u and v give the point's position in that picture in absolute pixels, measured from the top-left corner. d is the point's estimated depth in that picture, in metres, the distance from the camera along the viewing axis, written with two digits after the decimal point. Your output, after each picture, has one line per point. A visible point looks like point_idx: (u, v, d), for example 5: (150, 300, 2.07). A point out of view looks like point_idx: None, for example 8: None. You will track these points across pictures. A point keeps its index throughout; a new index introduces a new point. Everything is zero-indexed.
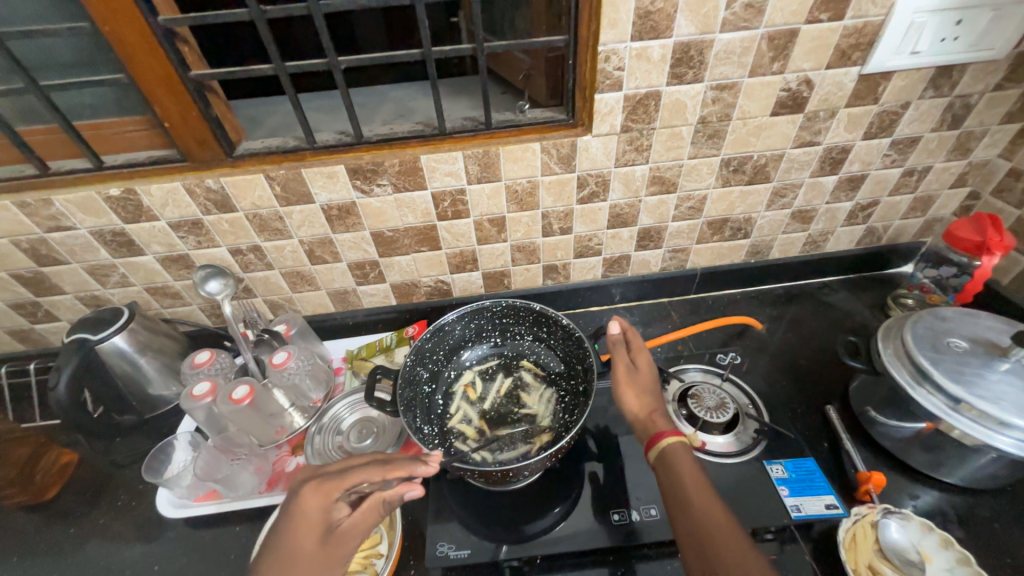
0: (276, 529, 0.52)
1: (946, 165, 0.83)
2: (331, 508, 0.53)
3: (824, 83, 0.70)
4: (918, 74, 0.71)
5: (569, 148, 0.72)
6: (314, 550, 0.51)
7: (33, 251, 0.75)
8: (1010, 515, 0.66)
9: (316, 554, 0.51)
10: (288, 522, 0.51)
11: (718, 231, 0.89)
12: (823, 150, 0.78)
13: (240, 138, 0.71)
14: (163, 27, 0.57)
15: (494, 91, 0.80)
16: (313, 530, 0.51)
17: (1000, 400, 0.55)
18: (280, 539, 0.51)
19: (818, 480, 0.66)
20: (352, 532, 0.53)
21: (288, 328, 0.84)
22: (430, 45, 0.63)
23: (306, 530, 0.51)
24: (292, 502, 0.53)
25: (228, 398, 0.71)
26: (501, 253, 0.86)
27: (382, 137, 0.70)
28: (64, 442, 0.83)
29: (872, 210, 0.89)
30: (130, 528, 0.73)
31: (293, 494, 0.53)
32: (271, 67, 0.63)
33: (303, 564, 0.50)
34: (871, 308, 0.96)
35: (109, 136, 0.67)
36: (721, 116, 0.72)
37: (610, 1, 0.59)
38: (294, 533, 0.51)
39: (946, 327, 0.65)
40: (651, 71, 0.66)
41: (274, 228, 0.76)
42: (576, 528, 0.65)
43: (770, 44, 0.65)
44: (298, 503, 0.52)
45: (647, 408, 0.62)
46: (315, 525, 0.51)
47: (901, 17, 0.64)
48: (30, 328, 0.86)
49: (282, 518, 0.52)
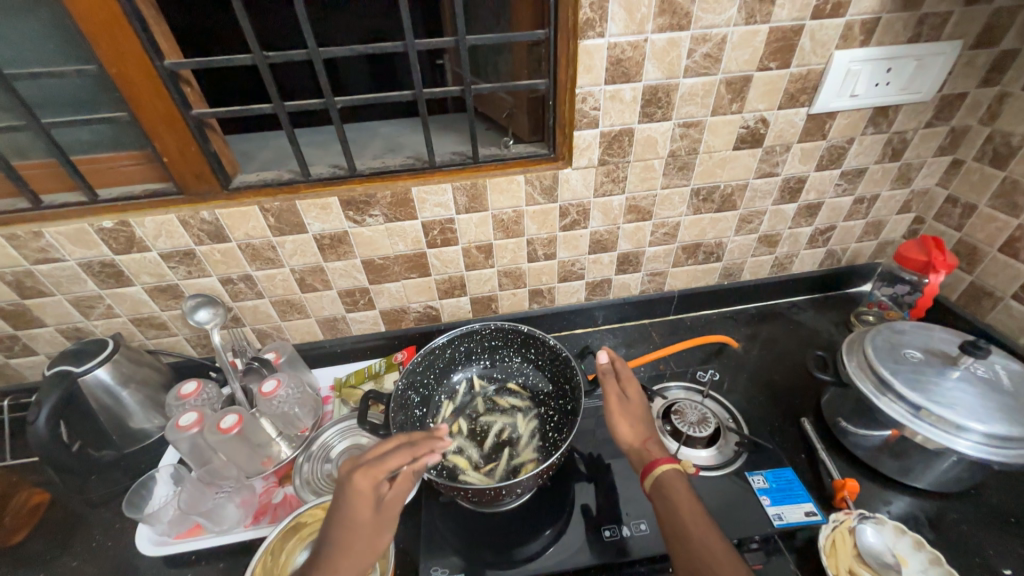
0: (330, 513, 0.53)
1: (891, 193, 0.92)
2: (378, 485, 0.54)
3: (778, 122, 0.78)
4: (859, 114, 0.80)
5: (551, 180, 0.77)
6: (371, 521, 0.53)
7: (17, 283, 0.74)
8: (976, 516, 0.69)
9: (374, 524, 0.53)
10: (343, 504, 0.52)
11: (692, 255, 0.94)
12: (782, 180, 0.86)
13: (235, 172, 0.74)
14: (168, 70, 0.61)
15: (480, 128, 0.86)
16: (368, 506, 0.53)
17: (954, 406, 0.60)
18: (337, 519, 0.52)
19: (796, 489, 0.69)
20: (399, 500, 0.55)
21: (277, 355, 0.85)
22: (421, 86, 0.68)
23: (362, 508, 0.52)
24: (341, 488, 0.54)
25: (216, 428, 0.71)
26: (489, 278, 0.89)
27: (374, 171, 0.74)
28: (36, 482, 0.80)
29: (830, 234, 0.97)
30: (105, 570, 0.69)
31: (340, 484, 0.54)
32: (271, 106, 0.66)
33: (364, 535, 0.52)
34: (837, 325, 1.02)
35: (105, 171, 0.69)
36: (689, 150, 0.79)
37: (585, 50, 0.66)
38: (350, 512, 0.52)
39: (902, 340, 0.71)
40: (624, 111, 0.72)
41: (267, 257, 0.78)
42: (569, 547, 0.66)
43: (728, 87, 0.73)
44: (348, 489, 0.53)
45: (641, 437, 0.64)
46: (368, 502, 0.53)
47: (840, 65, 0.73)
48: (5, 363, 0.84)
49: (335, 503, 0.53)
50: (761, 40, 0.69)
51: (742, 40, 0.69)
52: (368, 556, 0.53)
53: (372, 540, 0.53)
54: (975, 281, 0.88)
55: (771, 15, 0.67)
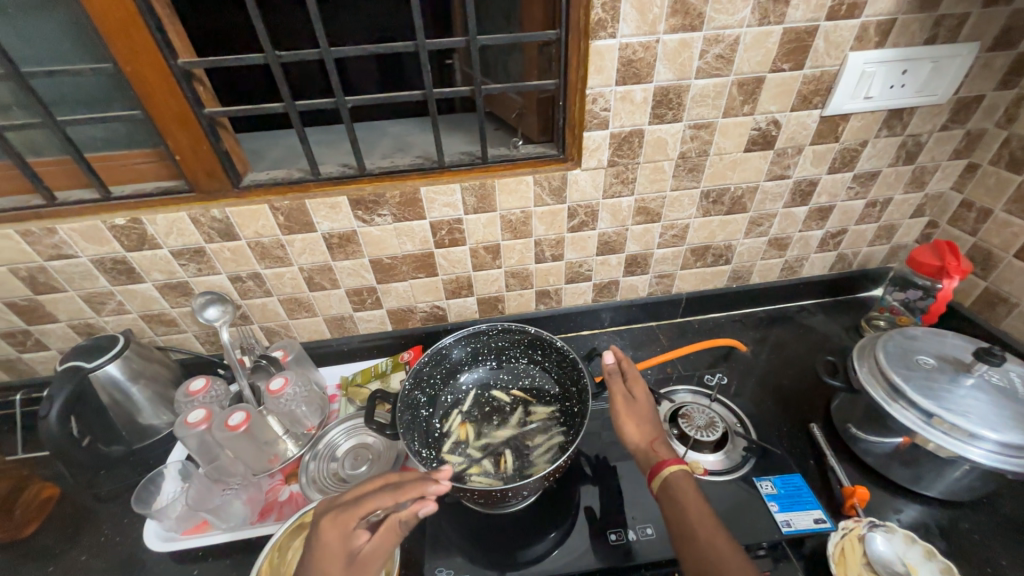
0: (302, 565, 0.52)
1: (904, 197, 0.91)
2: (349, 535, 0.53)
3: (790, 124, 0.77)
4: (873, 116, 0.79)
5: (560, 180, 0.77)
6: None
7: (31, 278, 0.75)
8: (989, 527, 0.68)
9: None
10: (312, 554, 0.52)
11: (701, 257, 0.94)
12: (793, 183, 0.85)
13: (246, 170, 0.74)
14: (181, 69, 0.61)
15: (489, 128, 0.86)
16: (337, 558, 0.52)
17: (968, 414, 0.59)
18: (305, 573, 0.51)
19: (806, 495, 0.68)
20: (376, 556, 0.53)
21: (285, 353, 0.85)
22: (431, 86, 0.68)
23: (330, 560, 0.51)
24: (314, 536, 0.54)
25: (224, 425, 0.71)
26: (496, 279, 0.89)
27: (383, 170, 0.74)
28: (46, 475, 0.81)
29: (842, 237, 0.96)
30: (113, 564, 0.70)
31: (313, 531, 0.54)
32: (282, 105, 0.67)
33: None
34: (847, 330, 1.01)
35: (118, 168, 0.70)
36: (699, 152, 0.78)
37: (596, 50, 0.66)
38: (318, 566, 0.51)
39: (915, 346, 0.70)
40: (634, 112, 0.72)
41: (276, 256, 0.78)
42: (573, 551, 0.65)
43: (740, 89, 0.72)
44: (318, 539, 0.53)
45: (648, 437, 0.64)
46: (337, 555, 0.52)
47: (854, 67, 0.72)
48: (18, 357, 0.85)
49: (306, 552, 0.53)
50: (774, 41, 0.68)
51: (755, 41, 0.68)
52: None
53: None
54: (990, 286, 0.86)
55: (784, 16, 0.67)
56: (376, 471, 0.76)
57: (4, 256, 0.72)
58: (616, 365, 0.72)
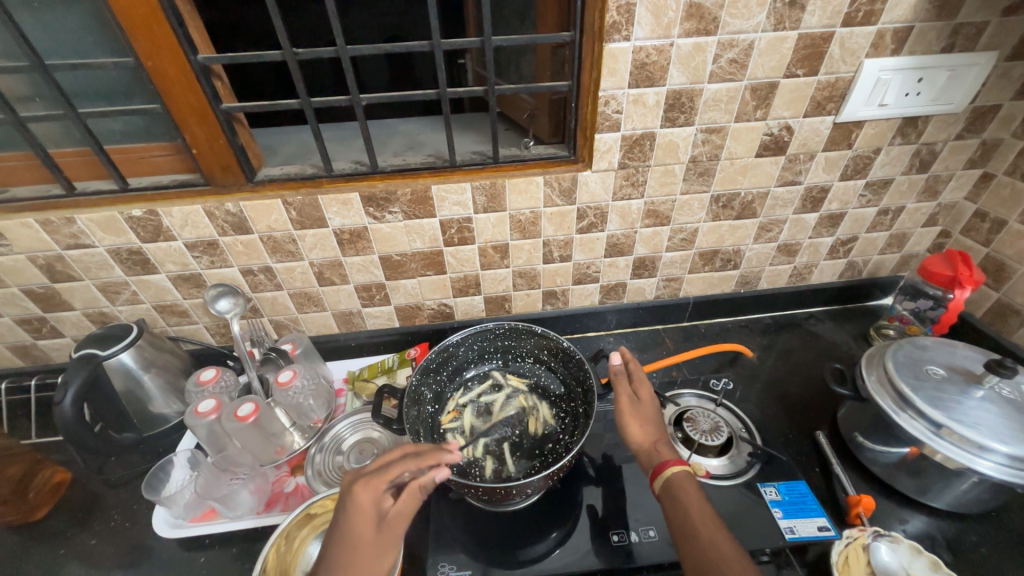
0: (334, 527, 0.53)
1: (917, 206, 0.90)
2: (379, 499, 0.54)
3: (803, 130, 0.77)
4: (887, 124, 0.78)
5: (570, 182, 0.77)
6: (373, 540, 0.53)
7: (49, 267, 0.77)
8: (996, 540, 0.67)
9: (376, 540, 0.53)
10: (345, 515, 0.53)
11: (709, 261, 0.93)
12: (804, 189, 0.85)
13: (260, 165, 0.76)
14: (201, 65, 0.62)
15: (500, 128, 0.86)
16: (369, 521, 0.53)
17: (978, 426, 0.59)
18: (340, 530, 0.53)
19: (810, 503, 0.68)
20: (401, 522, 0.55)
21: (294, 346, 0.86)
22: (445, 86, 0.68)
23: (363, 523, 0.53)
24: (343, 500, 0.55)
25: (233, 415, 0.72)
26: (503, 278, 0.89)
27: (395, 168, 0.75)
28: (60, 460, 0.82)
29: (852, 245, 0.95)
30: (121, 550, 0.71)
31: (342, 496, 0.55)
32: (298, 102, 0.68)
33: (366, 553, 0.52)
34: (855, 338, 1.00)
35: (136, 160, 0.71)
36: (710, 156, 0.78)
37: (610, 53, 0.66)
38: (351, 528, 0.52)
39: (925, 355, 0.69)
40: (646, 115, 0.72)
41: (288, 250, 0.79)
42: (575, 551, 0.66)
43: (753, 94, 0.72)
44: (349, 501, 0.54)
45: (651, 438, 0.64)
46: (369, 518, 0.53)
47: (869, 74, 0.72)
48: (34, 343, 0.87)
49: (337, 516, 0.54)
50: (789, 47, 0.68)
51: (769, 46, 0.68)
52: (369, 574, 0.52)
53: (373, 560, 0.52)
54: (1003, 298, 0.85)
55: (800, 22, 0.66)
56: None
57: (24, 244, 0.73)
58: (623, 366, 0.73)
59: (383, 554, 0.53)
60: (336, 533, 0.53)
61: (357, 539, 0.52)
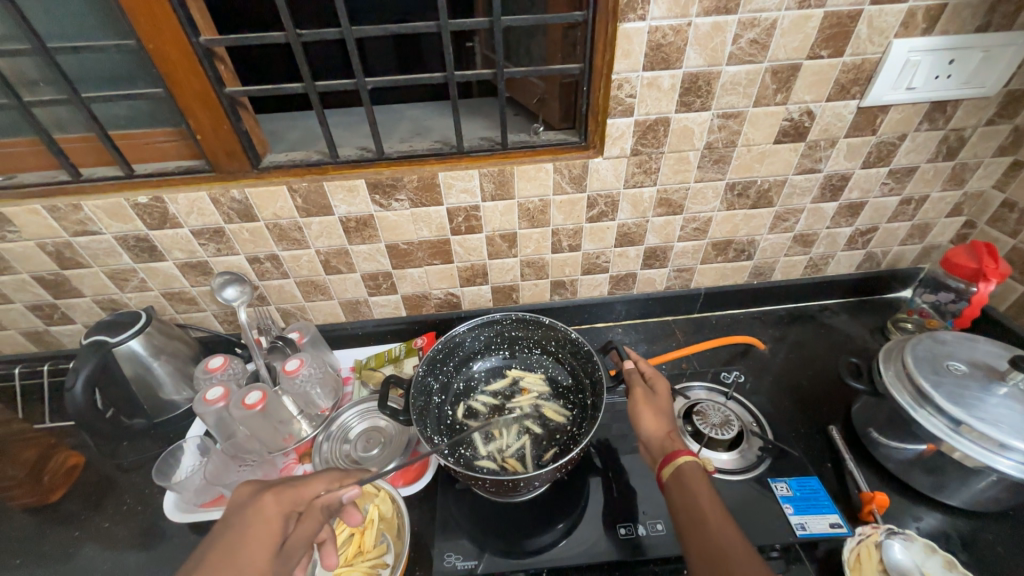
0: (219, 539, 0.50)
1: (942, 195, 0.87)
2: (284, 523, 0.52)
3: (825, 115, 0.74)
4: (914, 108, 0.75)
5: (580, 169, 0.75)
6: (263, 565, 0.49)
7: (58, 254, 0.77)
8: (1013, 539, 0.66)
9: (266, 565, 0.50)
10: (235, 529, 0.50)
11: (722, 252, 0.91)
12: (824, 177, 0.82)
13: (265, 151, 0.74)
14: (203, 47, 0.61)
15: (509, 113, 0.84)
16: (268, 540, 0.50)
17: (999, 423, 0.57)
18: (225, 544, 0.50)
19: (822, 499, 0.67)
20: (297, 546, 0.53)
21: (301, 335, 0.86)
22: (453, 69, 0.67)
23: (260, 538, 0.50)
24: (245, 513, 0.52)
25: (241, 404, 0.72)
26: (511, 268, 0.88)
27: (401, 154, 0.73)
28: (73, 444, 0.84)
29: (871, 235, 0.92)
30: (135, 533, 0.73)
31: (247, 508, 0.52)
32: (302, 86, 0.66)
33: None
34: (871, 331, 0.98)
35: (141, 146, 0.71)
36: (727, 143, 0.76)
37: (625, 34, 0.63)
38: (246, 547, 0.49)
39: (945, 351, 0.67)
40: (661, 99, 0.70)
41: (293, 238, 0.79)
42: (581, 543, 0.65)
43: (773, 77, 0.69)
44: (254, 516, 0.51)
45: (664, 428, 0.63)
46: (271, 537, 0.51)
47: (897, 56, 0.68)
48: (45, 329, 0.88)
49: (231, 532, 0.50)
50: (814, 26, 0.65)
51: (793, 26, 0.65)
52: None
53: None
54: None
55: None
56: (386, 456, 0.77)
57: (32, 231, 0.73)
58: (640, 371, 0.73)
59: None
60: (222, 544, 0.50)
61: (243, 556, 0.49)
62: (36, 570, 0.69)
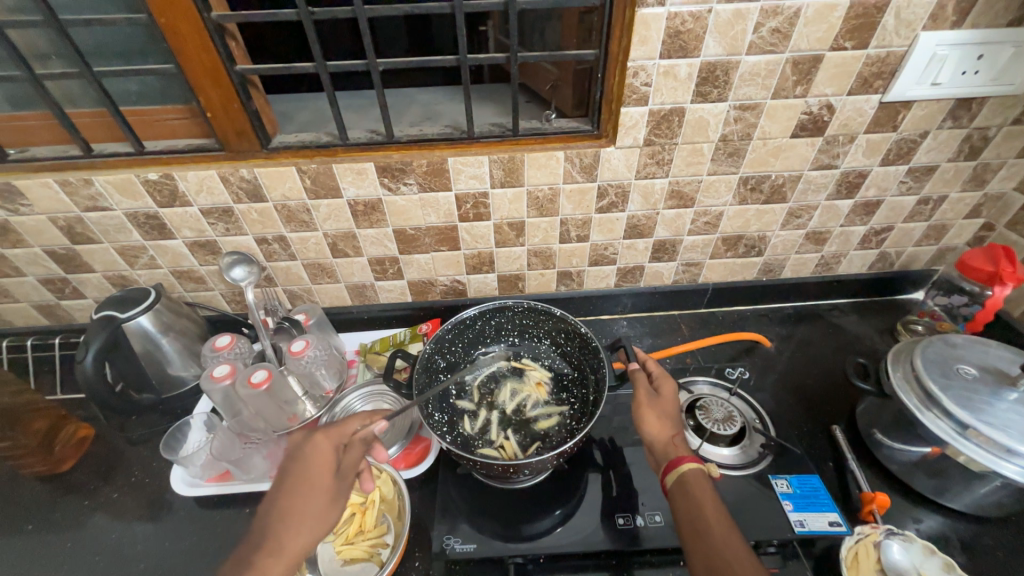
0: (282, 478, 0.55)
1: (961, 195, 0.85)
2: (336, 453, 0.57)
3: (845, 109, 0.72)
4: (938, 105, 0.73)
5: (592, 158, 0.74)
6: (326, 486, 0.55)
7: (69, 228, 0.77)
8: (1015, 545, 0.66)
9: (329, 487, 0.55)
10: (295, 464, 0.56)
11: (732, 247, 0.90)
12: (840, 173, 0.80)
13: (275, 131, 0.74)
14: (214, 22, 0.60)
15: (521, 100, 0.83)
16: (325, 467, 0.56)
17: (1008, 428, 0.56)
18: (291, 475, 0.55)
19: (823, 497, 0.67)
20: (352, 471, 0.58)
21: (307, 317, 0.87)
22: (466, 52, 0.66)
23: (319, 469, 0.55)
24: (300, 449, 0.57)
25: (247, 382, 0.73)
26: (518, 257, 0.88)
27: (412, 138, 0.72)
28: (83, 416, 0.86)
29: (886, 235, 0.90)
30: (142, 504, 0.74)
31: (301, 446, 0.57)
32: (313, 65, 0.66)
33: (317, 499, 0.54)
34: (880, 332, 0.96)
35: (152, 123, 0.71)
36: (742, 135, 0.74)
37: (642, 19, 0.62)
38: (308, 474, 0.55)
39: (956, 354, 0.66)
40: (676, 89, 0.68)
41: (301, 220, 0.79)
42: (578, 531, 0.66)
43: (794, 68, 0.67)
44: (308, 450, 0.57)
45: (668, 432, 0.63)
46: (327, 464, 0.56)
47: (924, 49, 0.66)
48: (57, 303, 0.89)
49: (291, 467, 0.56)
50: (839, 16, 0.63)
51: (817, 15, 0.63)
52: (316, 522, 0.53)
53: (323, 506, 0.54)
54: None
55: None
56: (388, 439, 0.77)
57: (43, 205, 0.74)
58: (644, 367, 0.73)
59: (334, 504, 0.55)
60: (286, 481, 0.55)
61: (307, 482, 0.54)
62: (46, 537, 0.71)
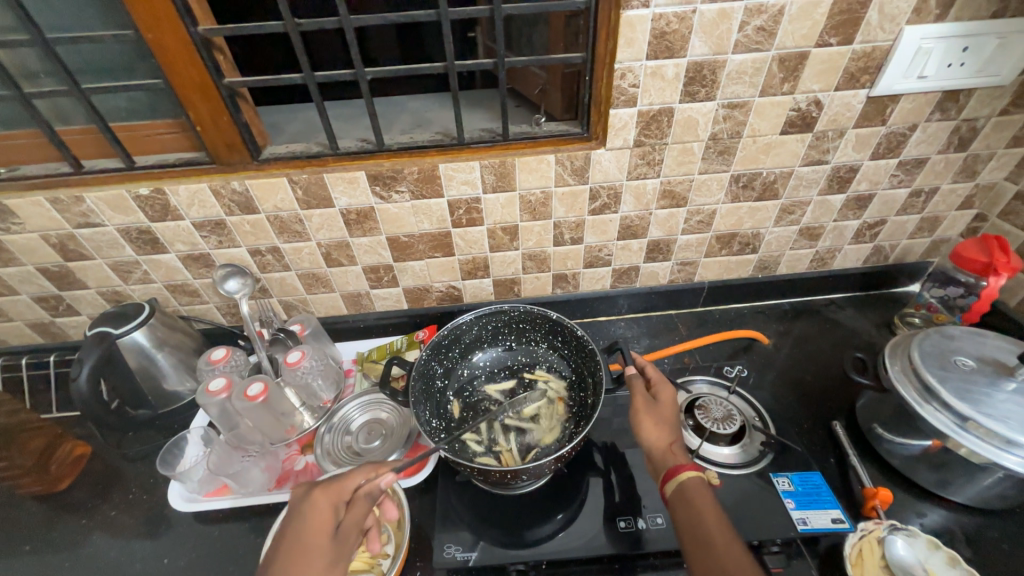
0: (278, 543, 0.53)
1: (952, 187, 0.85)
2: (335, 511, 0.55)
3: (833, 105, 0.72)
4: (925, 98, 0.73)
5: (583, 160, 0.74)
6: (324, 548, 0.52)
7: (61, 246, 0.77)
8: (1019, 536, 0.65)
9: (326, 549, 0.52)
10: (293, 524, 0.53)
11: (726, 245, 0.90)
12: (831, 168, 0.80)
13: (266, 143, 0.74)
14: (201, 36, 0.61)
15: (510, 104, 0.83)
16: (323, 527, 0.53)
17: (1008, 420, 0.56)
18: (289, 535, 0.53)
19: (825, 494, 0.66)
20: (353, 532, 0.54)
21: (302, 327, 0.86)
22: (453, 59, 0.66)
23: (316, 529, 0.53)
24: (300, 507, 0.55)
25: (243, 395, 0.72)
26: (513, 261, 0.87)
27: (402, 146, 0.72)
28: (79, 434, 0.85)
29: (879, 229, 0.90)
30: (140, 521, 0.74)
31: (300, 504, 0.55)
32: (301, 76, 0.66)
33: (315, 561, 0.51)
34: (877, 326, 0.96)
35: (142, 138, 0.71)
36: (732, 133, 0.74)
37: (628, 21, 0.62)
38: (305, 536, 0.52)
39: (953, 346, 0.66)
40: (664, 89, 0.68)
41: (294, 230, 0.78)
42: (580, 535, 0.65)
43: (780, 65, 0.67)
44: (306, 509, 0.54)
45: (667, 441, 0.62)
46: (325, 524, 0.53)
47: (909, 43, 0.66)
48: (51, 321, 0.89)
49: (290, 526, 0.54)
50: (823, 12, 0.63)
51: (801, 12, 0.63)
52: None
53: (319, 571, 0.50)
54: None
55: None
56: (387, 448, 0.77)
57: (35, 223, 0.74)
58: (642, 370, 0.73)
59: (332, 569, 0.51)
60: (283, 544, 0.52)
61: (303, 542, 0.52)
62: (43, 557, 0.70)
